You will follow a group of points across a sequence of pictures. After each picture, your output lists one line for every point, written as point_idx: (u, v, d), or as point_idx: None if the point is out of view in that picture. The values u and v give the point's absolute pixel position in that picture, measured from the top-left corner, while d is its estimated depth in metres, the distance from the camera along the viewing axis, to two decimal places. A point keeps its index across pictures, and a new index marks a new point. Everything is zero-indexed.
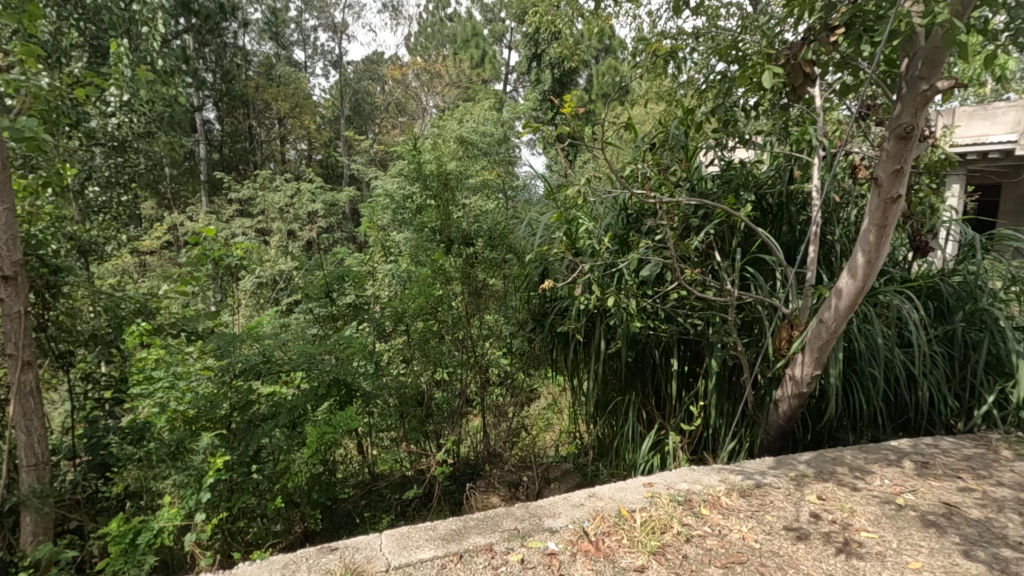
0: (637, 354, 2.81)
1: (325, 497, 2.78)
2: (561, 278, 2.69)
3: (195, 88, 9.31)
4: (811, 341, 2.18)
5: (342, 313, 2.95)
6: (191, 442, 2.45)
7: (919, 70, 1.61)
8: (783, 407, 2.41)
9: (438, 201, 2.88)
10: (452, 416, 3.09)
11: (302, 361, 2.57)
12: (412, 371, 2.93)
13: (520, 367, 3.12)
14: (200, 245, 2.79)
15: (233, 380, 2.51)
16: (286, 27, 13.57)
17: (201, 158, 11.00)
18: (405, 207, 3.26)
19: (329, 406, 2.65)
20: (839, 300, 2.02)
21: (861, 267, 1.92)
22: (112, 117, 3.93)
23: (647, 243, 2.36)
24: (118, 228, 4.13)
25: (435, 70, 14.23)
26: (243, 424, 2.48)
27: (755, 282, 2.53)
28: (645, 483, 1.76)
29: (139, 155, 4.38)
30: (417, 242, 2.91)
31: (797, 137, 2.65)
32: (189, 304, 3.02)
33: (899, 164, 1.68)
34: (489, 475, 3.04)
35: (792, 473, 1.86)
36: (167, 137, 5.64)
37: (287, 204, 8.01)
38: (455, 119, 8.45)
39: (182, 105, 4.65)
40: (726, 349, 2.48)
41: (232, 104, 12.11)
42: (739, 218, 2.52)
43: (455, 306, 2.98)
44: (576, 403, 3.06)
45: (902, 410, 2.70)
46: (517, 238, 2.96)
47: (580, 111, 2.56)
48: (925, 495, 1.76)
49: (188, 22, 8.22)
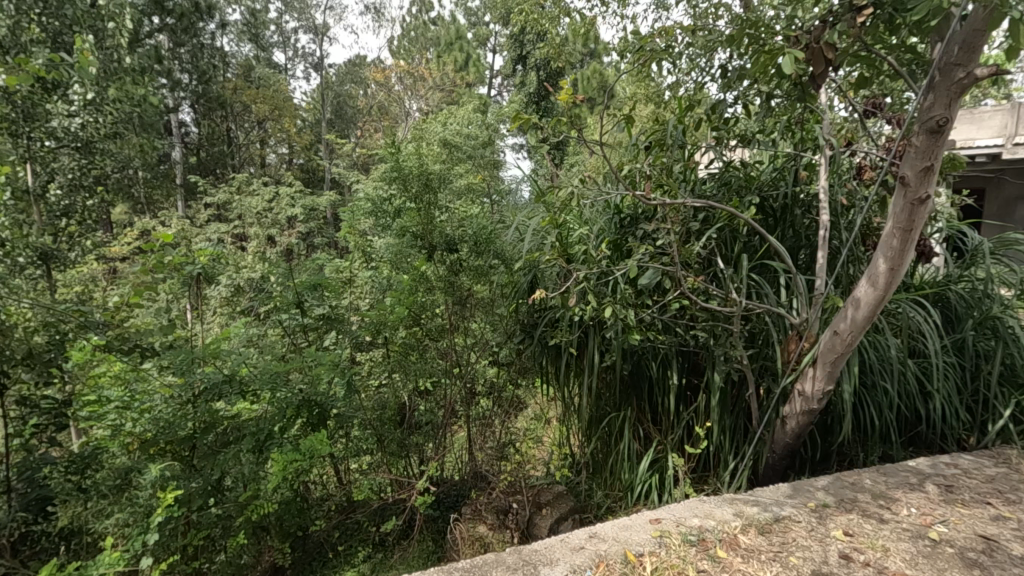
0: (634, 366, 2.63)
1: (296, 527, 2.60)
2: (553, 287, 2.51)
3: (169, 89, 9.04)
4: (824, 355, 2.02)
5: (316, 324, 2.74)
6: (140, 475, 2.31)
7: (953, 56, 1.43)
8: (791, 424, 2.23)
9: (419, 204, 2.61)
10: (438, 432, 2.89)
11: (267, 381, 2.33)
12: (392, 386, 2.70)
13: (508, 378, 2.88)
14: (157, 252, 2.58)
15: (195, 399, 2.30)
16: (265, 29, 13.31)
17: (176, 161, 10.66)
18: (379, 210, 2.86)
19: (298, 429, 2.48)
20: (856, 310, 1.86)
21: (883, 274, 1.75)
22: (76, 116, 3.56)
23: (648, 248, 2.16)
24: (78, 234, 3.82)
25: (418, 74, 13.93)
26: (207, 450, 2.33)
27: (761, 289, 2.36)
28: (651, 519, 1.57)
29: (107, 157, 4.12)
30: (396, 248, 2.62)
31: (801, 136, 2.53)
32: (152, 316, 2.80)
33: (929, 161, 1.52)
34: (476, 502, 2.75)
35: (813, 503, 1.68)
36: (138, 139, 5.33)
37: (266, 207, 7.67)
38: (439, 123, 8.29)
39: (152, 105, 4.42)
40: (731, 363, 2.30)
41: (209, 107, 11.79)
42: (744, 221, 2.34)
43: (438, 315, 2.74)
44: (568, 419, 2.88)
45: (913, 424, 2.56)
46: (505, 244, 2.69)
47: (578, 100, 2.35)
48: (959, 527, 1.59)
49: (163, 22, 7.90)
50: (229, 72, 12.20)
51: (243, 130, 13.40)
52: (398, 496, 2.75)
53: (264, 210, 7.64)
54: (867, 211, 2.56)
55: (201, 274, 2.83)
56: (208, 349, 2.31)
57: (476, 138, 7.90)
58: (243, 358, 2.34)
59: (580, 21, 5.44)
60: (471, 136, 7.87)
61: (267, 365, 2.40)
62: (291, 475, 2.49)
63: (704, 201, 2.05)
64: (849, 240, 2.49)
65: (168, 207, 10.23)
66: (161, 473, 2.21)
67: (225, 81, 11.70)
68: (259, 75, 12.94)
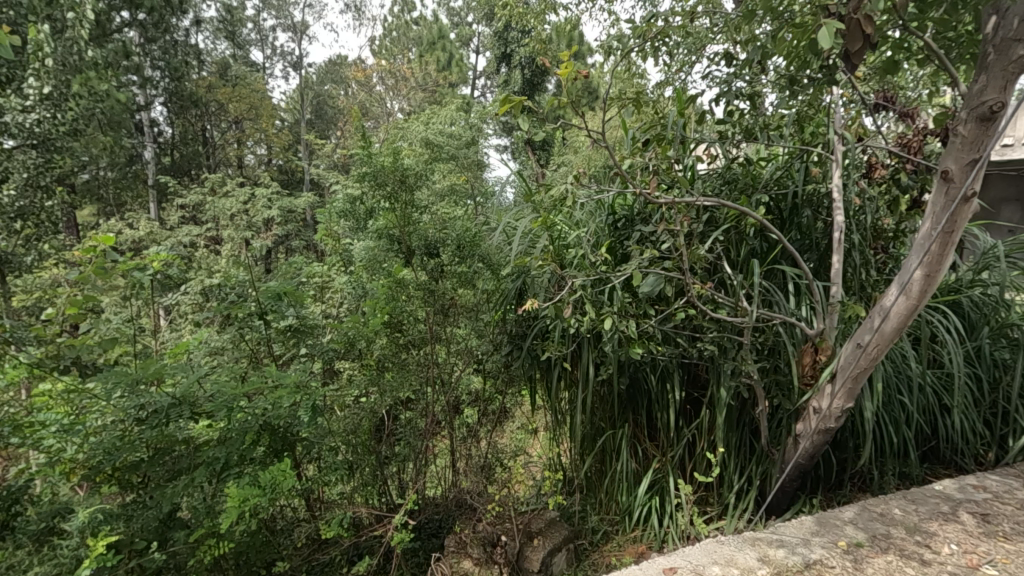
0: (631, 380, 2.45)
1: (261, 565, 2.32)
2: (543, 295, 2.37)
3: (139, 86, 8.64)
4: (844, 370, 1.84)
5: (282, 336, 2.42)
6: (67, 520, 2.00)
7: (1012, 34, 1.30)
8: (804, 444, 2.06)
9: (394, 204, 2.33)
10: (419, 456, 2.62)
11: (221, 406, 2.05)
12: (371, 404, 2.46)
13: (496, 390, 2.67)
14: (98, 256, 2.17)
15: (141, 421, 2.05)
16: (242, 26, 12.93)
17: (147, 161, 10.27)
18: (349, 213, 2.63)
19: (261, 455, 2.19)
20: (884, 321, 1.68)
21: (918, 281, 1.58)
22: (31, 112, 3.27)
23: (651, 252, 1.97)
24: (36, 237, 3.54)
25: (400, 73, 13.47)
26: (159, 479, 2.11)
27: (771, 296, 2.18)
28: (666, 569, 1.40)
29: (72, 158, 3.83)
30: (371, 252, 2.39)
31: (810, 132, 2.36)
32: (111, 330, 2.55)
33: (980, 152, 1.38)
34: (462, 531, 2.45)
35: (844, 542, 1.50)
36: (101, 136, 5.00)
37: (241, 209, 7.29)
38: (421, 123, 8.07)
39: (120, 101, 4.14)
40: (739, 378, 2.11)
41: (182, 105, 11.37)
42: (751, 220, 2.15)
43: (420, 324, 2.48)
44: (560, 436, 2.70)
45: (927, 439, 2.42)
46: (490, 247, 2.46)
47: (583, 75, 1.98)
48: (1009, 568, 1.41)
49: (134, 16, 7.44)
50: (205, 70, 11.82)
51: (219, 130, 12.93)
52: (375, 533, 2.40)
53: (239, 212, 7.23)
54: (875, 213, 2.41)
55: (155, 280, 2.40)
56: (149, 371, 2.07)
57: (459, 138, 7.66)
58: (195, 377, 2.11)
59: (566, 18, 5.28)
60: (453, 136, 7.65)
61: (222, 386, 2.12)
62: (246, 518, 2.04)
63: (714, 198, 1.90)
64: (859, 243, 2.33)
65: (137, 209, 9.84)
66: (92, 516, 1.96)
67: (199, 79, 11.32)
68: (235, 75, 12.57)
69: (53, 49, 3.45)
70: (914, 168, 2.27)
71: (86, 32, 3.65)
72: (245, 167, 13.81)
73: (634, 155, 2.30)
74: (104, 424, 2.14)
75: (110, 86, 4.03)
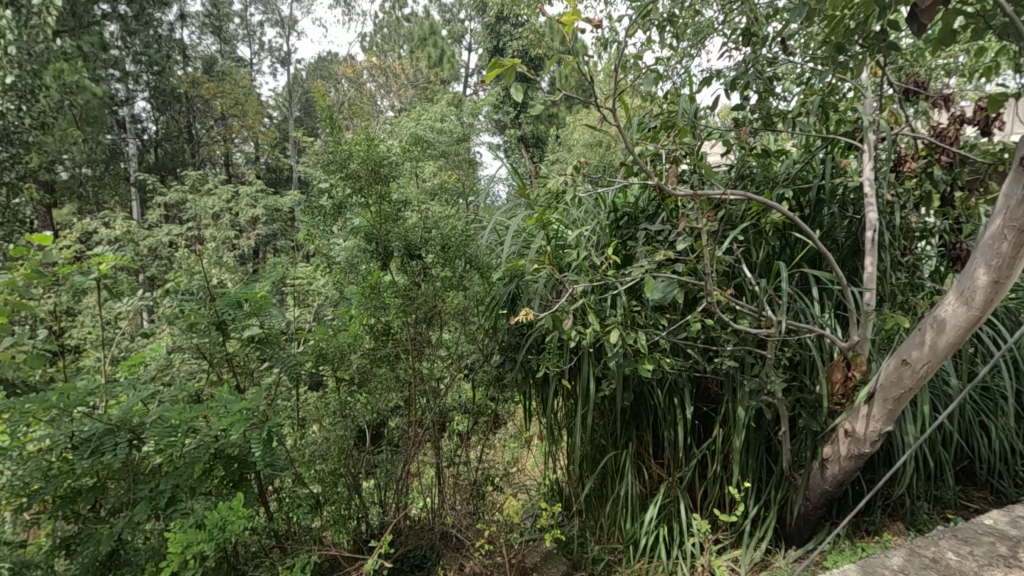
0: (636, 395, 2.22)
1: None
2: (539, 302, 2.14)
3: (119, 82, 8.27)
4: (885, 389, 1.63)
5: (243, 351, 2.12)
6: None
7: None
8: (833, 469, 1.85)
9: (369, 198, 2.04)
10: (402, 479, 2.37)
11: (166, 436, 1.78)
12: (346, 423, 2.21)
13: (486, 404, 2.43)
14: (27, 257, 1.87)
15: (75, 452, 1.79)
16: (229, 22, 12.57)
17: (129, 159, 9.88)
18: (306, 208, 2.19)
19: (215, 486, 1.93)
20: (938, 335, 1.50)
21: (983, 288, 1.39)
22: None
23: (662, 254, 1.73)
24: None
25: (391, 69, 13.13)
26: (104, 512, 1.87)
27: (795, 303, 1.95)
28: None
29: (37, 151, 3.56)
30: (345, 255, 2.11)
31: (837, 120, 2.12)
32: (54, 339, 2.27)
33: None
34: None
35: None
36: (70, 131, 4.67)
37: (224, 208, 6.99)
38: (412, 119, 7.82)
39: (90, 91, 3.91)
40: (759, 396, 1.87)
41: (167, 102, 10.99)
42: (776, 218, 1.91)
43: (402, 335, 2.21)
44: (556, 454, 2.46)
45: (962, 458, 2.20)
46: (480, 248, 2.21)
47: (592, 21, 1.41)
48: None
49: (114, 8, 7.10)
50: (190, 66, 11.46)
51: (205, 127, 12.53)
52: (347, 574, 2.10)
53: (221, 210, 6.90)
54: (903, 209, 2.18)
55: (101, 285, 2.11)
56: (70, 396, 1.78)
57: (450, 134, 7.39)
58: (137, 399, 1.83)
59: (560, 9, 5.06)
60: (445, 131, 7.39)
61: (168, 410, 1.84)
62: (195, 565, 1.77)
63: (740, 191, 1.63)
64: (888, 244, 2.11)
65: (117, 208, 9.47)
66: None
67: (184, 75, 10.95)
68: (222, 71, 12.22)
69: (21, 37, 3.24)
70: (949, 160, 2.04)
71: (55, 21, 3.24)
72: (232, 166, 13.42)
73: (642, 143, 2.07)
74: (40, 448, 1.86)
75: (83, 78, 3.72)
